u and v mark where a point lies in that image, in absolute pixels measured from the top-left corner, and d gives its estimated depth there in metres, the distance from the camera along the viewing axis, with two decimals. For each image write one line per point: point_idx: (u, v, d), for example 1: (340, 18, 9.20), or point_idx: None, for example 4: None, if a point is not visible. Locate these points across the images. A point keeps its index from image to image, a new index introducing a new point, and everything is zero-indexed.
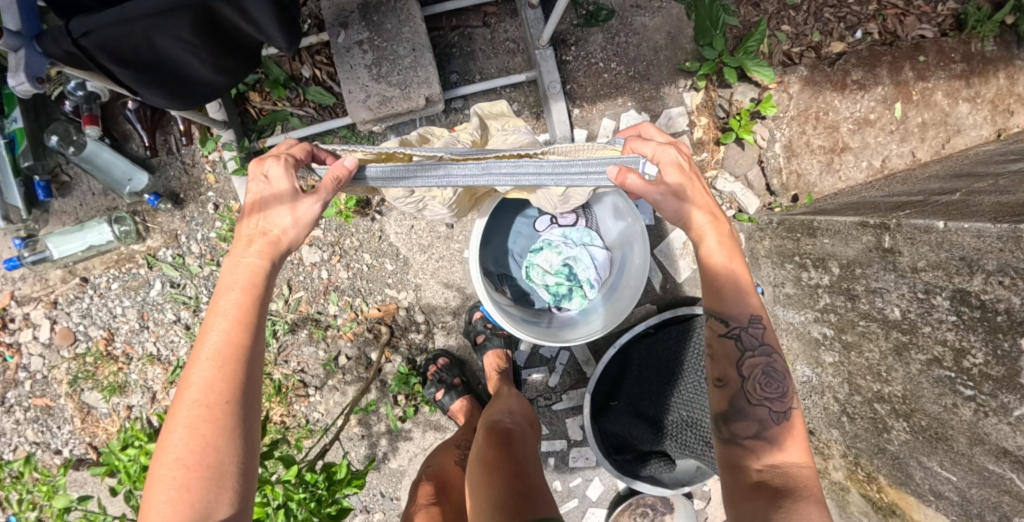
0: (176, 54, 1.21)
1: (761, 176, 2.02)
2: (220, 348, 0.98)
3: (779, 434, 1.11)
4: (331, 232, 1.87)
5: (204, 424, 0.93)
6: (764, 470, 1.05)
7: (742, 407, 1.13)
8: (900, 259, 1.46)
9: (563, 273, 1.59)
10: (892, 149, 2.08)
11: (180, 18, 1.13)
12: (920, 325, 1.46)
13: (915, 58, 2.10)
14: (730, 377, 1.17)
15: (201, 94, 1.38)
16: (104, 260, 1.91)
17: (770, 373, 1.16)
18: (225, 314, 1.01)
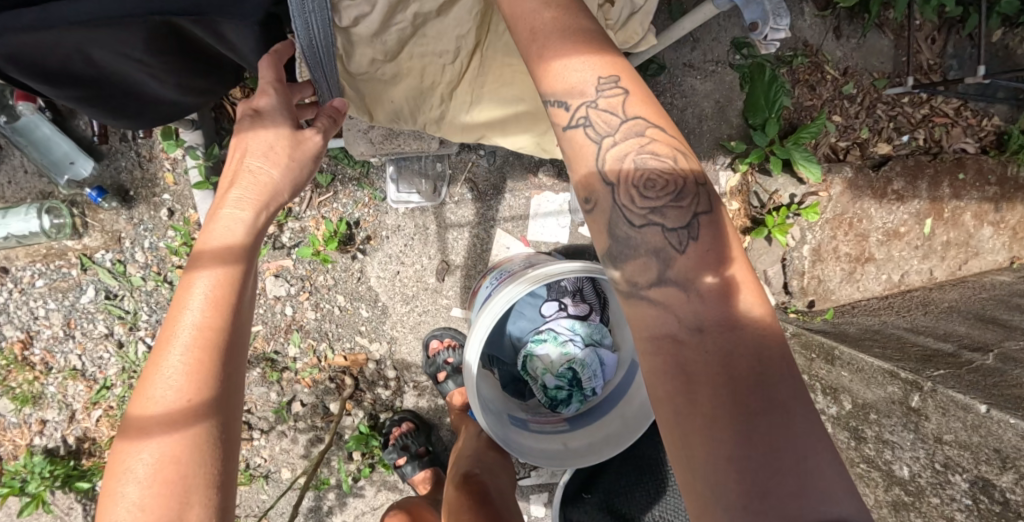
0: (125, 72, 0.92)
1: (781, 274, 1.90)
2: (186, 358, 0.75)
3: (689, 266, 0.76)
4: (303, 266, 1.65)
5: (158, 509, 0.70)
6: (686, 355, 0.73)
7: (627, 236, 0.80)
8: (923, 423, 1.37)
9: (564, 377, 1.43)
10: (913, 265, 1.96)
11: (127, 33, 0.84)
12: (928, 493, 1.37)
13: (955, 175, 1.92)
14: (598, 191, 0.81)
15: (162, 113, 1.08)
16: (29, 251, 1.60)
17: (653, 170, 0.80)
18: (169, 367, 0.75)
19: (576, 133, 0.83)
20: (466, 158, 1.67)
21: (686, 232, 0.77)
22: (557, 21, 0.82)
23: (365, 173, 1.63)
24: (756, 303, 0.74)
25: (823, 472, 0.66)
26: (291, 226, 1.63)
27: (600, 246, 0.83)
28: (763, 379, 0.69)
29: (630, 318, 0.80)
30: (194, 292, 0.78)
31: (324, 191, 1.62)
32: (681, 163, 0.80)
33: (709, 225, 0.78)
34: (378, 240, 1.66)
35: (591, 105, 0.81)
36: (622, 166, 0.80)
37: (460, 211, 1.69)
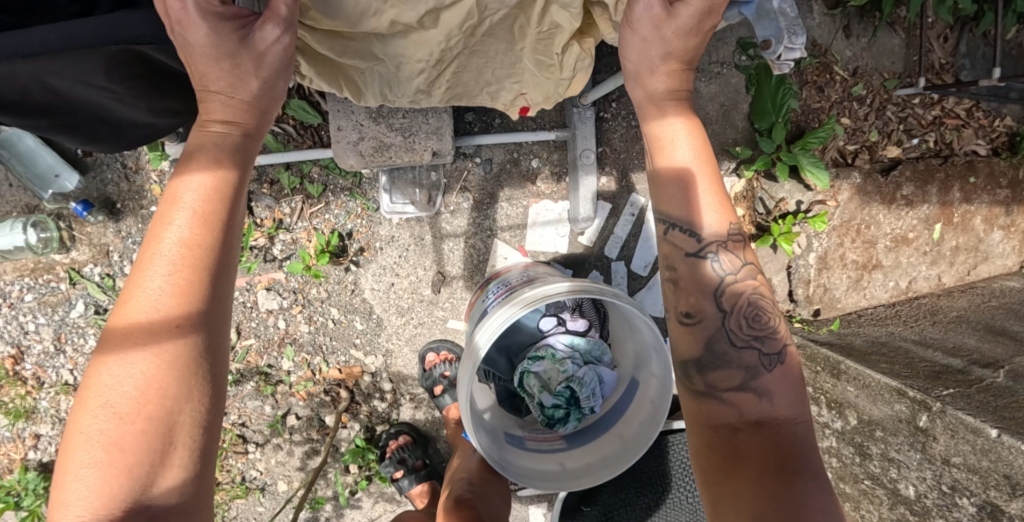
0: (90, 100, 0.91)
1: (786, 282, 1.84)
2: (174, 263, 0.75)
3: (769, 383, 0.94)
4: (295, 278, 1.61)
5: (144, 396, 0.71)
6: (748, 438, 0.89)
7: (723, 351, 0.96)
8: (932, 444, 1.36)
9: (562, 396, 1.37)
10: (921, 272, 1.89)
11: (85, 59, 0.80)
12: (934, 515, 1.35)
13: (965, 178, 1.84)
14: (703, 312, 0.98)
15: (132, 135, 1.06)
16: (17, 265, 1.57)
17: (757, 305, 0.98)
18: (103, 427, 0.69)
19: (698, 263, 0.99)
20: (461, 166, 1.62)
21: (775, 357, 0.95)
22: (672, 85, 1.03)
23: (357, 184, 1.59)
24: (801, 408, 0.92)
25: None
26: (283, 238, 1.59)
27: (688, 351, 0.98)
28: (805, 457, 0.85)
29: (698, 413, 0.96)
30: (185, 192, 0.80)
31: (315, 202, 1.59)
32: (776, 308, 0.99)
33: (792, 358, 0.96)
34: (372, 251, 1.62)
35: (721, 242, 0.99)
36: (730, 304, 0.98)
37: (456, 221, 1.64)
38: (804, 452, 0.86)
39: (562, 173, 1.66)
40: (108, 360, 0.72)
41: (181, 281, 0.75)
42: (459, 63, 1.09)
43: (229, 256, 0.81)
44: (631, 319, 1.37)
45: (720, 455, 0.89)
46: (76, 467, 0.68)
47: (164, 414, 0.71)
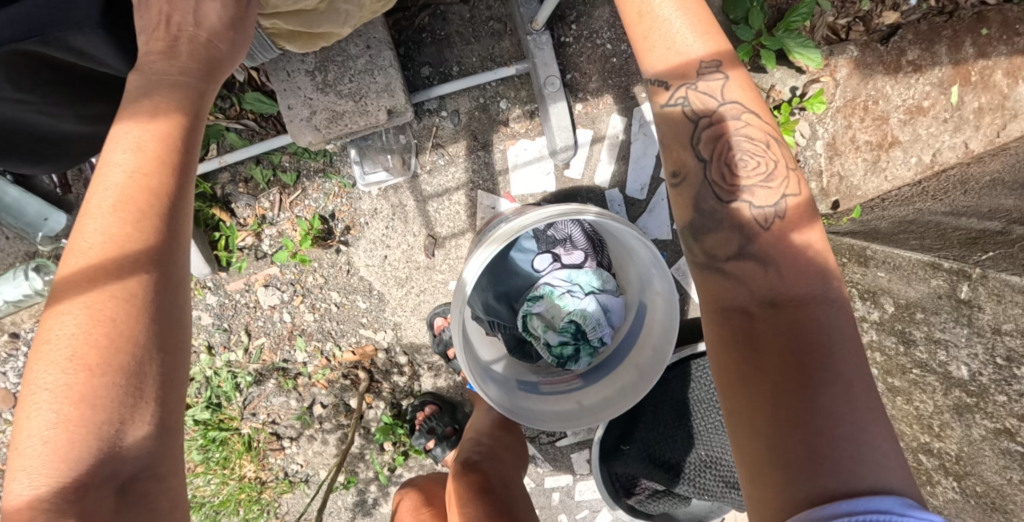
0: (15, 116, 0.89)
1: (797, 178, 1.70)
2: (121, 208, 0.71)
3: (768, 248, 0.84)
4: (290, 270, 1.60)
5: (96, 346, 0.66)
6: (761, 324, 0.79)
7: (711, 211, 0.88)
8: (978, 315, 1.24)
9: (568, 331, 1.35)
10: (945, 142, 1.71)
11: None
12: (992, 392, 1.26)
13: (977, 30, 1.66)
14: (687, 165, 0.90)
15: (73, 150, 1.07)
16: (33, 311, 1.60)
17: (742, 148, 0.88)
18: (51, 388, 0.64)
19: (678, 113, 0.90)
20: (429, 124, 1.56)
21: (773, 211, 0.86)
22: None
23: (330, 163, 1.55)
24: (825, 279, 0.80)
25: (881, 455, 0.69)
26: (269, 233, 1.58)
27: (681, 218, 0.92)
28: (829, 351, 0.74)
29: (706, 292, 0.88)
30: (129, 136, 0.76)
31: (292, 190, 1.56)
32: (773, 144, 0.88)
33: (792, 206, 0.86)
34: (358, 228, 1.59)
35: (691, 86, 0.89)
36: (714, 151, 0.88)
37: (436, 180, 1.59)
38: (825, 337, 0.75)
39: (534, 108, 1.58)
40: (59, 320, 0.67)
41: (134, 219, 0.71)
42: None
43: (184, 199, 0.77)
44: (626, 239, 1.30)
45: (726, 346, 0.81)
46: (34, 427, 0.64)
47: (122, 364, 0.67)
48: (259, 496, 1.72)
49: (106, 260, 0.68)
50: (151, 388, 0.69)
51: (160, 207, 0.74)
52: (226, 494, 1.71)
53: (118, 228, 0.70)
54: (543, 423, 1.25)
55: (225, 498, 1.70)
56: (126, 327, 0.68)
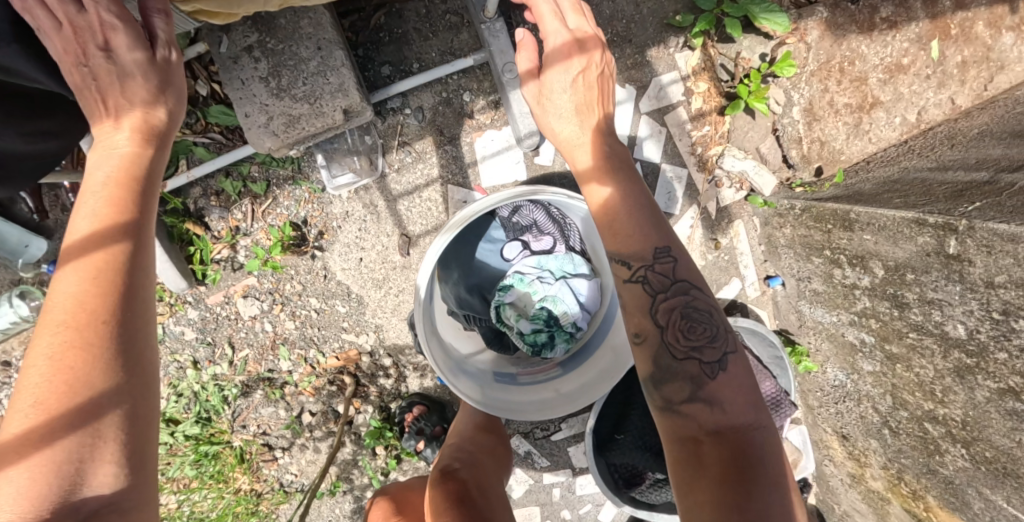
0: None
1: (777, 147, 1.65)
2: (82, 249, 0.70)
3: (716, 390, 0.89)
4: (267, 279, 1.59)
5: (54, 388, 0.63)
6: (706, 448, 0.84)
7: (669, 366, 0.93)
8: (969, 270, 1.16)
9: (541, 319, 1.32)
10: (930, 98, 1.64)
11: None
12: (992, 350, 1.17)
13: None
14: (647, 329, 0.97)
15: (20, 170, 1.05)
16: (22, 338, 1.60)
17: (694, 317, 0.95)
18: (11, 433, 0.61)
19: (637, 286, 0.97)
20: (394, 123, 1.55)
21: (718, 364, 0.92)
22: None
23: (299, 170, 1.55)
24: (760, 411, 0.88)
25: None
26: (244, 244, 1.57)
27: (641, 370, 0.97)
28: (761, 464, 0.81)
29: (663, 428, 0.92)
30: (93, 187, 0.77)
31: (263, 199, 1.56)
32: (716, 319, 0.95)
33: (735, 362, 0.93)
34: (332, 232, 1.59)
35: (650, 267, 0.97)
36: (666, 317, 0.95)
37: (405, 179, 1.58)
38: (763, 458, 0.82)
39: (498, 98, 1.56)
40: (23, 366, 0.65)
41: (94, 259, 0.70)
42: None
43: (145, 239, 0.76)
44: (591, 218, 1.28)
45: (680, 470, 0.84)
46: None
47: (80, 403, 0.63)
48: (256, 508, 1.72)
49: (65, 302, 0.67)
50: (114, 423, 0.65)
51: (121, 246, 0.72)
52: (222, 508, 1.70)
53: (74, 268, 0.69)
54: (522, 414, 1.22)
55: (222, 512, 1.69)
56: (83, 365, 0.64)
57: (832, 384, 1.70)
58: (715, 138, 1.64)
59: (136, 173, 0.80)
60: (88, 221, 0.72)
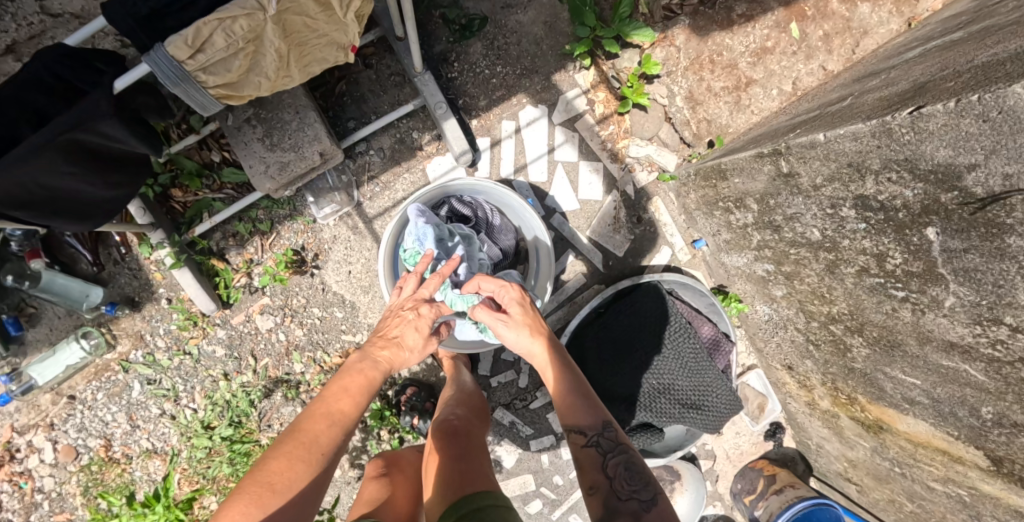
0: (66, 185, 1.21)
1: (673, 132, 2.02)
2: (332, 409, 1.21)
3: (651, 520, 1.16)
4: (278, 296, 1.96)
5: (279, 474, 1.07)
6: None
7: (615, 506, 1.19)
8: (800, 181, 1.44)
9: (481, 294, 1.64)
10: (801, 70, 1.95)
11: (53, 158, 1.11)
12: (840, 240, 1.42)
13: None
14: (598, 483, 1.24)
15: (104, 210, 1.39)
16: (84, 373, 1.97)
17: (632, 468, 1.24)
18: (251, 484, 1.05)
19: (591, 449, 1.27)
20: (362, 162, 1.96)
21: (646, 499, 1.19)
22: None
23: (294, 208, 1.93)
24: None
25: None
26: (257, 271, 1.95)
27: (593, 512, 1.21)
28: None
29: None
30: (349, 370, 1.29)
31: (270, 234, 1.94)
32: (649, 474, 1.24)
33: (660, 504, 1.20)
34: (325, 253, 1.96)
35: (600, 434, 1.28)
36: (614, 470, 1.24)
37: (377, 203, 1.98)
38: None
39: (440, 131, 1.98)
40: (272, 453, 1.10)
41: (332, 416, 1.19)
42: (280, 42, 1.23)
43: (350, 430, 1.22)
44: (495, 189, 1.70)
45: None
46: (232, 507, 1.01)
47: (286, 489, 1.06)
48: None
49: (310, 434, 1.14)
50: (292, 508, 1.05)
51: (348, 423, 1.21)
52: None
53: (321, 418, 1.18)
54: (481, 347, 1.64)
55: None
56: (296, 475, 1.08)
57: (762, 319, 1.95)
58: (620, 134, 2.02)
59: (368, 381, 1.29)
60: (332, 405, 1.21)
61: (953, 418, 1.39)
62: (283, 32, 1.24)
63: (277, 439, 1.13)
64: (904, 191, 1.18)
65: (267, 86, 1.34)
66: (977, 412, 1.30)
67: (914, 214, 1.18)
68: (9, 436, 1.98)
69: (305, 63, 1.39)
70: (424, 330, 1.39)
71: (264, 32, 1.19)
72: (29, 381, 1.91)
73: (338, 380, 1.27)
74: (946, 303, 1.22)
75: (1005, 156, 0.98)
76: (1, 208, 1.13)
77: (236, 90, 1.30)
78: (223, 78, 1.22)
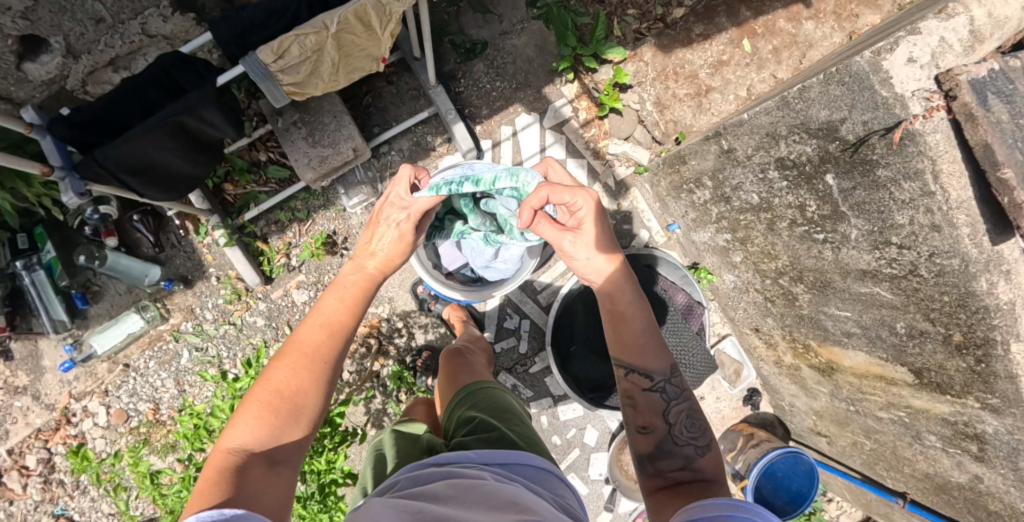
0: (167, 158, 1.58)
1: (645, 132, 2.41)
2: (327, 318, 1.17)
3: (704, 466, 1.19)
4: (312, 273, 2.31)
5: (287, 386, 1.06)
6: (691, 486, 1.14)
7: (669, 449, 1.22)
8: (737, 153, 1.78)
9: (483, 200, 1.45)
10: (754, 78, 2.33)
11: (163, 134, 1.49)
12: (772, 200, 1.73)
13: None
14: (654, 424, 1.25)
15: (187, 184, 1.75)
16: (138, 344, 2.27)
17: (693, 417, 1.26)
18: (257, 401, 1.04)
19: (654, 393, 1.26)
20: (385, 161, 2.35)
21: (701, 448, 1.22)
22: None
23: (328, 199, 2.30)
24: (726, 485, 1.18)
25: None
26: (295, 252, 2.31)
27: (642, 448, 1.24)
28: None
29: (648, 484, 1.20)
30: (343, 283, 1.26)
31: (307, 221, 2.30)
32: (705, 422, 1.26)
33: (711, 456, 1.22)
34: (354, 237, 2.33)
35: (667, 380, 1.27)
36: (675, 416, 1.26)
37: None
38: None
39: (449, 135, 2.37)
40: (273, 366, 1.09)
41: (328, 326, 1.16)
42: (331, 53, 1.61)
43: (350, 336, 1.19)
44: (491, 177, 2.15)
45: None
46: (243, 421, 1.03)
47: (297, 400, 1.06)
48: None
49: (306, 346, 1.11)
50: (303, 416, 1.06)
51: (344, 331, 1.18)
52: None
53: (319, 331, 1.15)
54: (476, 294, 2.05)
55: None
56: (303, 392, 1.07)
57: (730, 287, 2.24)
58: (600, 135, 2.40)
59: (364, 292, 1.26)
60: (330, 314, 1.18)
61: (884, 340, 1.60)
62: (338, 46, 1.62)
63: (278, 352, 1.12)
64: (806, 147, 1.52)
65: (322, 87, 1.73)
66: (893, 328, 1.54)
67: (816, 165, 1.52)
68: (66, 401, 2.25)
69: (349, 71, 1.76)
70: (407, 239, 1.33)
71: (325, 44, 1.57)
72: (90, 350, 2.18)
73: (329, 296, 1.22)
74: (852, 236, 1.51)
75: (861, 110, 1.35)
76: (123, 171, 1.50)
77: (301, 88, 1.69)
78: (292, 77, 1.60)
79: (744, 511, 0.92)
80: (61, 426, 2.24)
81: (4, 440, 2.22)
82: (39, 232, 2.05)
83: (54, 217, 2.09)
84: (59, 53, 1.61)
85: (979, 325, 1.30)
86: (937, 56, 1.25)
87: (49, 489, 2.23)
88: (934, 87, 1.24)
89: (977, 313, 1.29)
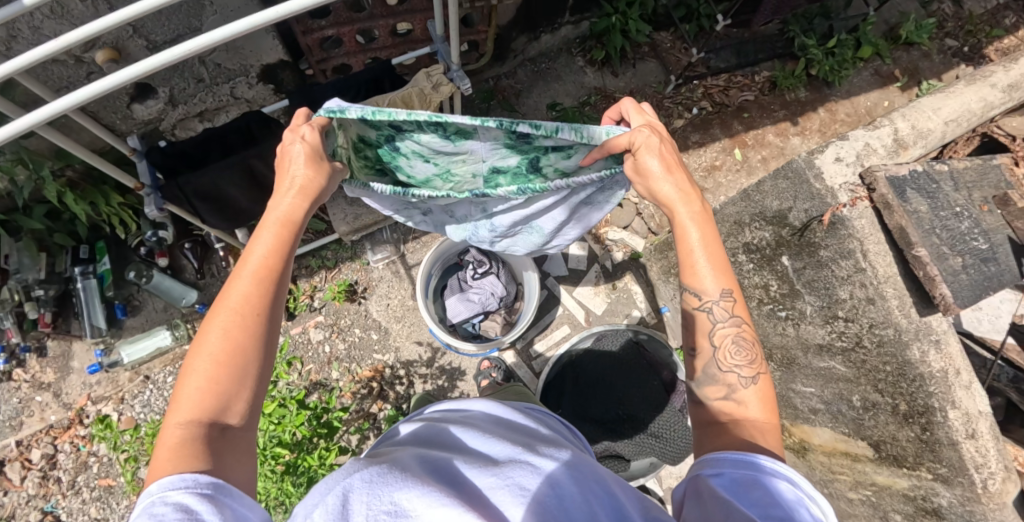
0: (234, 193, 1.92)
1: (642, 222, 2.66)
2: (255, 269, 0.96)
3: (747, 397, 1.02)
4: (330, 316, 2.51)
5: (226, 352, 0.90)
6: (735, 423, 0.98)
7: (711, 375, 1.07)
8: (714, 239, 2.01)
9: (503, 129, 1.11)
10: (741, 183, 2.71)
11: (236, 171, 1.84)
12: (743, 283, 1.90)
13: (741, 116, 2.81)
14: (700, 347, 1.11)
15: (243, 218, 2.07)
16: (162, 359, 2.47)
17: (740, 342, 1.08)
18: (196, 377, 0.88)
19: (700, 315, 1.07)
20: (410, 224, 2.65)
21: (747, 378, 1.05)
22: None
23: (355, 252, 2.57)
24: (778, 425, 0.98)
25: None
26: (319, 295, 2.53)
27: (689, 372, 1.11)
28: None
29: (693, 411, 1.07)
30: (264, 228, 1.00)
31: (334, 269, 2.55)
32: (755, 348, 1.08)
33: (756, 389, 1.04)
34: (372, 288, 2.56)
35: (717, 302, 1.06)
36: (719, 339, 1.08)
37: (417, 254, 2.60)
38: None
39: None
40: (202, 335, 0.90)
41: (258, 277, 0.95)
42: None
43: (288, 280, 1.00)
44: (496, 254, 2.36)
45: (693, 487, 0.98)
46: (184, 396, 0.88)
47: (242, 363, 0.91)
48: None
49: (236, 307, 0.92)
50: (251, 381, 0.92)
51: (280, 281, 0.98)
52: None
53: (249, 287, 0.94)
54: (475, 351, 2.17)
55: None
56: (243, 356, 0.91)
57: None
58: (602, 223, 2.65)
59: (292, 225, 1.01)
60: (261, 260, 0.97)
61: (846, 416, 1.67)
62: None
63: (208, 315, 0.92)
64: (765, 233, 1.76)
65: None
66: (849, 402, 1.63)
67: (773, 248, 1.74)
68: (83, 403, 2.41)
69: None
70: (315, 149, 1.07)
71: None
72: (117, 358, 2.40)
73: (257, 238, 0.99)
74: (809, 310, 1.67)
75: (802, 200, 1.62)
76: (196, 195, 1.84)
77: None
78: None
79: (786, 479, 0.84)
80: (73, 425, 2.38)
81: (18, 430, 2.36)
82: (101, 246, 2.38)
83: (115, 234, 2.42)
84: (163, 101, 2.00)
85: (918, 393, 1.42)
86: (861, 157, 1.58)
87: (46, 486, 2.32)
88: (857, 182, 1.53)
89: (915, 380, 1.42)
